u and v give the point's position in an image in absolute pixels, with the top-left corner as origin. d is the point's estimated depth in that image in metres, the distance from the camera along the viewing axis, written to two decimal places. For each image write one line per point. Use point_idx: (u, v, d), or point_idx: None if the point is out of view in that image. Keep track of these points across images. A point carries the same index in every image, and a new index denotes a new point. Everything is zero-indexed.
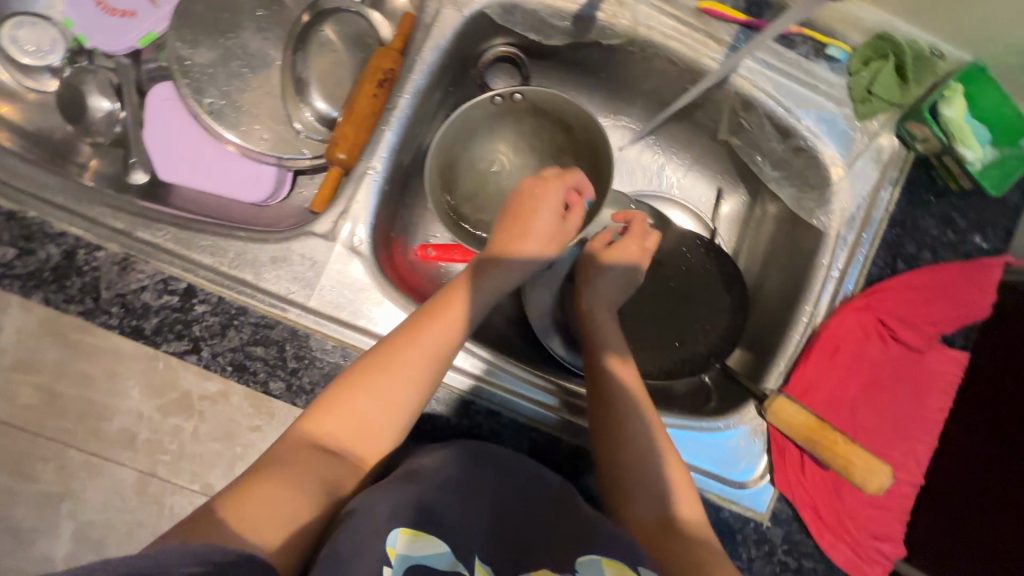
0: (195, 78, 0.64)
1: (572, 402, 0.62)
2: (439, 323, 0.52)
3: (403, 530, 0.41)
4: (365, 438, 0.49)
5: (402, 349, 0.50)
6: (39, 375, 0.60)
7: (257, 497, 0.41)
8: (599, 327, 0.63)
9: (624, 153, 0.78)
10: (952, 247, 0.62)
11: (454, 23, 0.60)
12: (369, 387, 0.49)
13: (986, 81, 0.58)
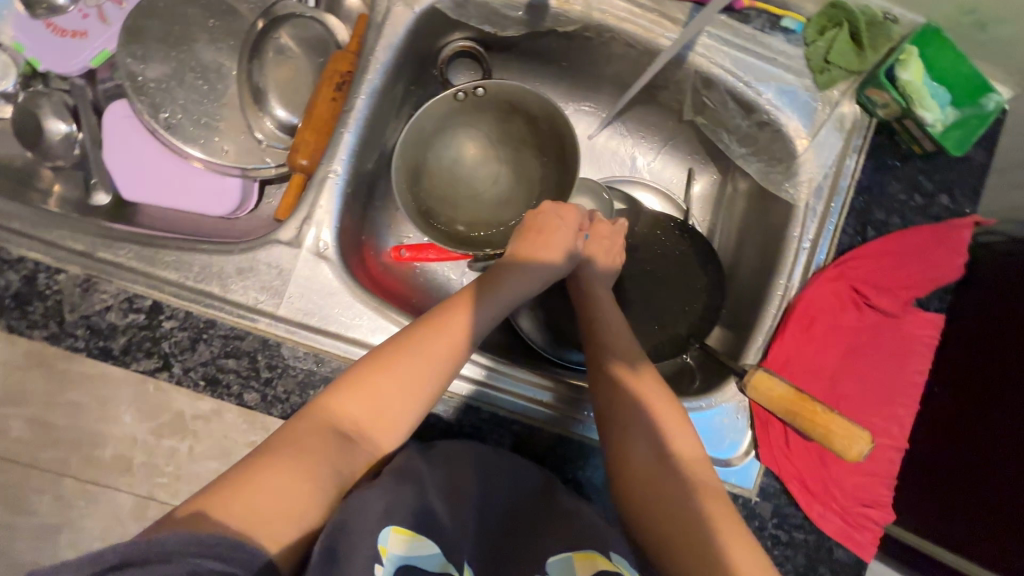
0: (150, 94, 0.63)
1: (572, 399, 0.61)
2: (463, 314, 0.52)
3: (396, 529, 0.39)
4: (383, 429, 0.47)
5: (427, 337, 0.50)
6: (31, 407, 0.67)
7: (262, 487, 0.39)
8: (602, 333, 0.59)
9: (593, 140, 0.78)
10: (920, 211, 0.62)
11: (405, 21, 0.59)
12: (393, 375, 0.47)
13: (940, 42, 0.58)
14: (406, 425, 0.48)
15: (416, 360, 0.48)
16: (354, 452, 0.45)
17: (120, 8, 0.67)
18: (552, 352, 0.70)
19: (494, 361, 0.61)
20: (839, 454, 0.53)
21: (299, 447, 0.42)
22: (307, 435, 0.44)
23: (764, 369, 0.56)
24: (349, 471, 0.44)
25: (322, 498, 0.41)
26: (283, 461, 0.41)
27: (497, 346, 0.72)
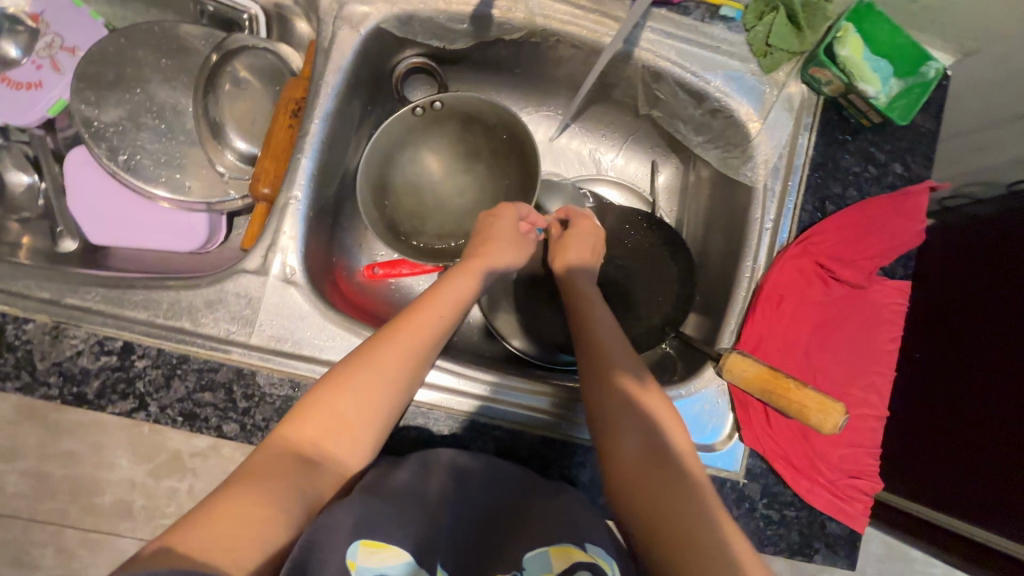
0: (107, 138, 0.64)
1: (567, 402, 0.62)
2: (419, 325, 0.53)
3: (363, 543, 0.40)
4: (347, 447, 0.48)
5: (383, 352, 0.50)
6: (25, 462, 0.67)
7: (229, 517, 0.39)
8: (603, 346, 0.57)
9: (555, 143, 0.79)
10: (876, 181, 0.63)
11: (352, 43, 0.60)
12: (352, 394, 0.48)
13: (875, 16, 0.60)
14: (369, 441, 0.49)
15: (373, 376, 0.49)
16: (320, 474, 0.46)
17: (73, 56, 0.69)
18: (544, 359, 0.71)
19: (501, 379, 0.61)
20: (817, 429, 0.53)
21: (265, 475, 0.43)
22: (271, 463, 0.45)
23: (738, 351, 0.57)
24: (316, 493, 0.45)
25: (290, 524, 0.41)
26: (249, 491, 0.41)
27: (478, 354, 0.73)
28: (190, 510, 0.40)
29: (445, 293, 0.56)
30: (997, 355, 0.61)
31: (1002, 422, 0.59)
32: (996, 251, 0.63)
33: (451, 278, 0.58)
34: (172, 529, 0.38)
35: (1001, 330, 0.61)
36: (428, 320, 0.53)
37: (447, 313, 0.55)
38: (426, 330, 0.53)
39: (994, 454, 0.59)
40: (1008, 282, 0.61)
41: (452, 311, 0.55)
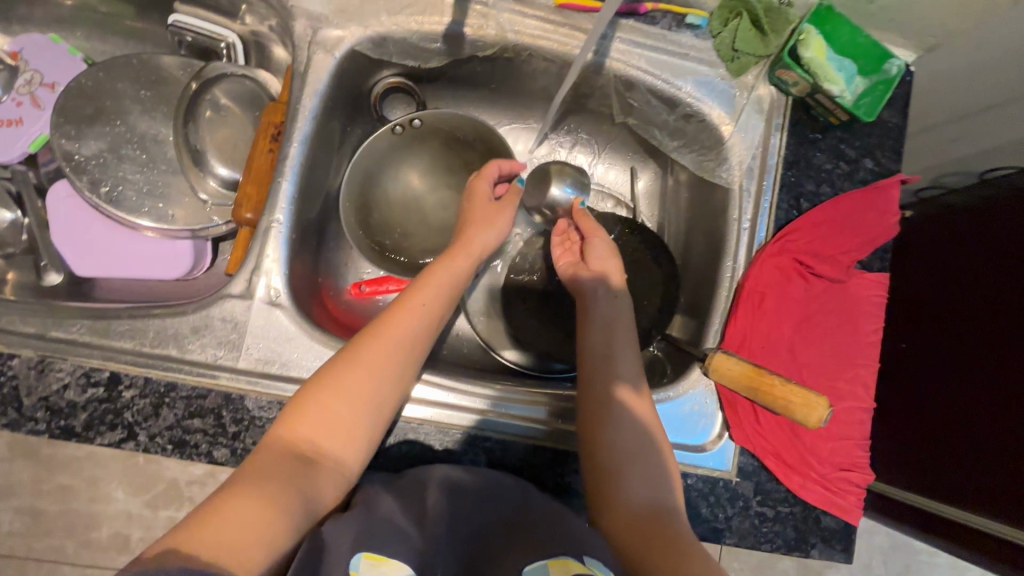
0: (88, 171, 0.64)
1: (561, 409, 0.62)
2: (408, 320, 0.55)
3: (366, 555, 0.42)
4: (341, 443, 0.49)
5: (373, 346, 0.52)
6: (19, 498, 0.67)
7: (234, 518, 0.40)
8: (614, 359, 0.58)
9: (535, 155, 0.79)
10: (848, 177, 0.65)
11: (328, 67, 0.61)
12: (343, 389, 0.50)
13: (835, 18, 0.61)
14: (364, 437, 0.50)
15: (364, 370, 0.51)
16: (316, 471, 0.47)
17: (53, 91, 0.69)
18: (539, 370, 0.71)
19: (501, 393, 0.62)
20: (801, 423, 0.53)
21: (265, 476, 0.44)
22: (270, 462, 0.46)
23: (723, 350, 0.58)
24: (314, 492, 0.46)
25: (290, 526, 0.42)
26: (251, 491, 0.43)
27: (469, 366, 0.73)
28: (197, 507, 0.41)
29: (432, 286, 0.58)
30: (980, 345, 0.63)
31: (988, 409, 0.61)
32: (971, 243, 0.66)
33: (436, 271, 0.60)
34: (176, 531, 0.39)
35: (981, 320, 0.63)
36: (415, 313, 0.55)
37: (433, 306, 0.57)
38: (414, 323, 0.55)
39: (983, 441, 0.60)
40: (986, 274, 0.64)
41: (437, 302, 0.57)
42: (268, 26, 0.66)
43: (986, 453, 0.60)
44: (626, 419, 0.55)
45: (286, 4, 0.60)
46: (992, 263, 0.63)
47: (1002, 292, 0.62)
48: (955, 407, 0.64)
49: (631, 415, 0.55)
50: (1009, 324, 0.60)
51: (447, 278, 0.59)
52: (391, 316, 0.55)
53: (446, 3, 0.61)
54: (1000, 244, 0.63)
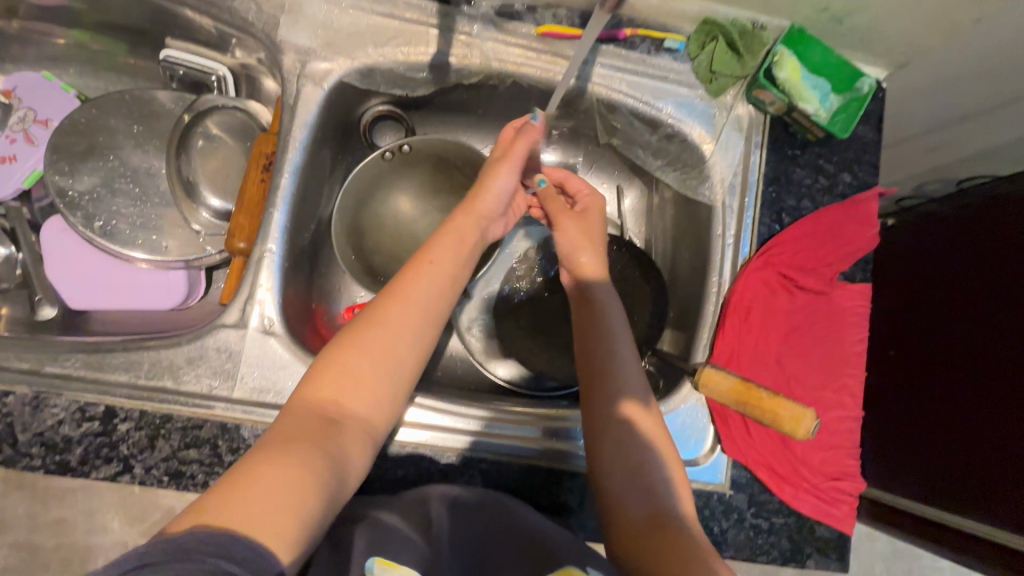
0: (82, 205, 0.65)
1: (554, 427, 0.63)
2: (426, 280, 0.54)
3: (379, 559, 0.45)
4: (368, 402, 0.48)
5: (393, 306, 0.51)
6: (15, 532, 0.66)
7: (268, 482, 0.39)
8: (615, 354, 0.58)
9: None
10: (827, 191, 0.66)
11: (317, 98, 0.63)
12: (363, 349, 0.49)
13: (807, 39, 0.64)
14: (388, 396, 0.49)
15: (386, 329, 0.50)
16: (345, 430, 0.46)
17: (46, 128, 0.71)
18: (533, 389, 0.72)
19: (493, 413, 0.62)
20: (790, 435, 0.53)
21: (293, 439, 0.43)
22: (299, 424, 0.44)
23: (711, 365, 0.58)
24: (344, 452, 0.45)
25: (323, 487, 0.41)
26: (282, 455, 0.41)
27: (463, 387, 0.74)
28: (225, 474, 0.40)
29: (448, 248, 0.57)
30: (962, 354, 0.66)
31: (971, 416, 0.63)
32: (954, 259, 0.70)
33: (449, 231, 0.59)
34: (200, 503, 0.37)
35: (963, 331, 0.67)
36: (433, 272, 0.55)
37: (450, 266, 0.56)
38: (432, 283, 0.54)
39: (969, 447, 0.63)
40: (968, 287, 0.67)
41: (453, 263, 0.56)
42: (257, 59, 0.67)
43: (972, 458, 0.63)
44: (630, 427, 0.54)
45: (275, 39, 0.62)
46: (974, 277, 0.67)
47: (981, 304, 0.65)
48: (941, 414, 0.67)
49: (632, 430, 0.54)
50: (987, 334, 0.64)
51: (457, 240, 0.58)
52: (408, 276, 0.54)
53: (431, 34, 0.63)
54: (980, 259, 0.67)
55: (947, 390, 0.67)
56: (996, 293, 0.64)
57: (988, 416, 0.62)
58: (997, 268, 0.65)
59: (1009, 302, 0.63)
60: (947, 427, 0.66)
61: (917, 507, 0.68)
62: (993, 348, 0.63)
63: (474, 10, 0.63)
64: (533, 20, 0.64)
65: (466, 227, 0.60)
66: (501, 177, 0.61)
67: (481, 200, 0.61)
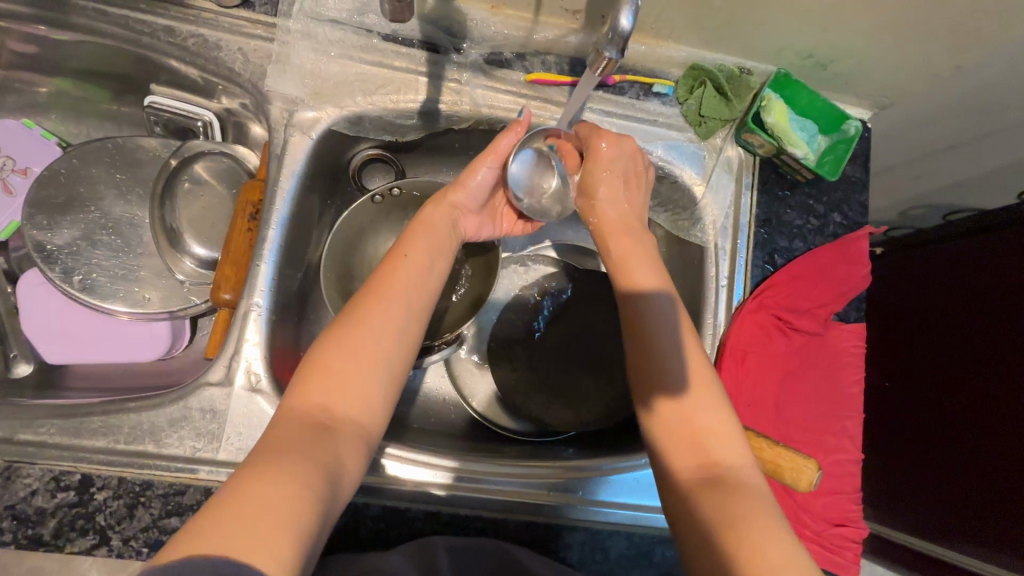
0: (60, 259, 0.63)
1: (553, 480, 0.60)
2: (409, 276, 0.52)
3: None
4: (356, 404, 0.45)
5: (377, 304, 0.49)
6: None
7: (259, 500, 0.36)
8: (649, 330, 0.51)
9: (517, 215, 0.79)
10: (818, 231, 0.66)
11: (305, 147, 0.62)
12: (349, 351, 0.47)
13: (794, 83, 0.64)
14: (378, 396, 0.47)
15: (368, 329, 0.48)
16: (336, 437, 0.43)
17: (25, 177, 0.70)
18: (534, 435, 0.71)
19: (464, 464, 0.60)
20: (793, 487, 0.53)
21: (281, 452, 0.40)
22: (285, 438, 0.42)
23: None
24: (339, 459, 0.42)
25: (318, 500, 0.38)
26: (270, 470, 0.38)
27: (456, 433, 0.71)
28: (214, 497, 0.37)
29: (426, 241, 0.55)
30: (964, 394, 0.67)
31: (973, 455, 0.65)
32: (948, 295, 0.70)
33: (429, 221, 0.56)
34: (189, 529, 0.34)
35: (963, 371, 0.67)
36: (411, 268, 0.52)
37: (430, 260, 0.54)
38: (413, 277, 0.52)
39: (972, 479, 0.65)
40: (966, 325, 0.68)
41: (429, 254, 0.54)
42: (242, 104, 0.66)
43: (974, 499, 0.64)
44: (672, 416, 0.49)
45: (261, 89, 0.61)
46: (970, 314, 0.68)
47: (978, 344, 0.66)
48: (944, 454, 0.68)
49: (668, 424, 0.49)
50: (986, 374, 0.65)
51: (432, 232, 0.56)
52: (392, 273, 0.52)
53: (420, 81, 0.62)
54: (973, 298, 0.68)
55: (950, 428, 0.68)
56: (992, 334, 0.65)
57: (991, 458, 0.63)
58: (980, 306, 0.67)
59: (1004, 343, 0.63)
60: (949, 467, 0.67)
61: (922, 544, 0.70)
62: (993, 389, 0.64)
63: (463, 58, 0.63)
64: (523, 66, 0.64)
65: (438, 222, 0.57)
66: (477, 173, 0.58)
67: (453, 193, 0.58)
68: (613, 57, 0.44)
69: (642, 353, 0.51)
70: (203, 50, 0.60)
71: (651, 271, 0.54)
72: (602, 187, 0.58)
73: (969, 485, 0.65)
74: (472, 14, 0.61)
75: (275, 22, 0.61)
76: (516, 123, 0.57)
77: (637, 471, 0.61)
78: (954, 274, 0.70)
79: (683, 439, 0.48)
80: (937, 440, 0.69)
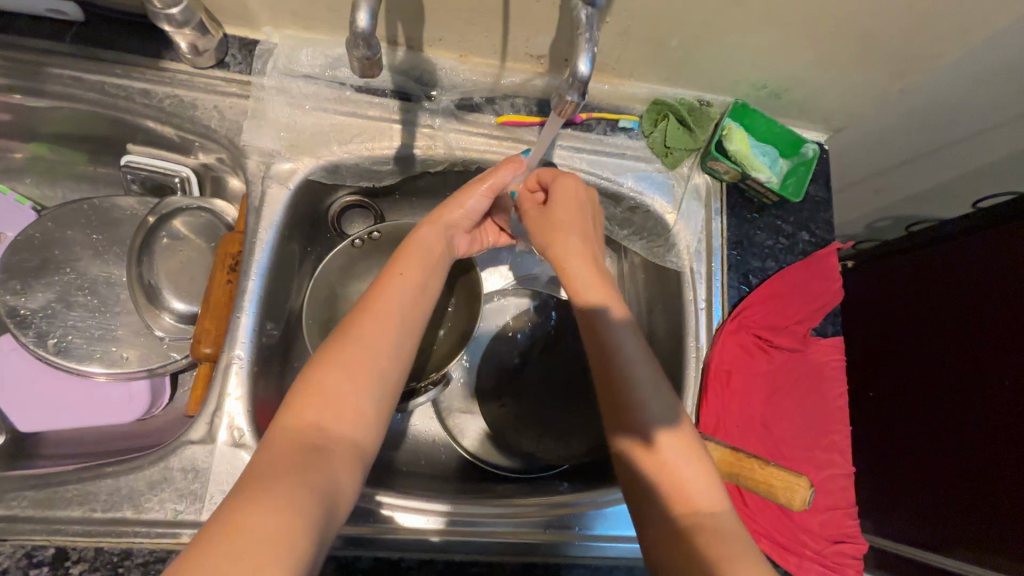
0: (33, 323, 0.63)
1: (551, 516, 0.59)
2: (400, 293, 0.51)
3: None
4: (351, 420, 0.44)
5: (370, 321, 0.49)
6: None
7: (253, 528, 0.34)
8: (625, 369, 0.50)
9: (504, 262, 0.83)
10: (789, 250, 0.69)
11: (282, 198, 0.63)
12: (343, 367, 0.46)
13: (751, 112, 0.67)
14: (372, 411, 0.45)
15: (365, 344, 0.47)
16: (329, 454, 0.42)
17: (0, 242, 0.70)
18: (528, 471, 0.70)
19: (456, 507, 0.58)
20: (788, 506, 0.52)
21: (273, 474, 0.39)
22: (278, 460, 0.40)
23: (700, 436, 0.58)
24: (334, 479, 0.41)
25: (314, 522, 0.37)
26: (267, 492, 0.37)
27: (448, 475, 0.70)
28: (209, 520, 0.35)
29: (419, 261, 0.55)
30: (957, 394, 0.68)
31: (970, 458, 0.65)
32: (950, 298, 0.70)
33: (422, 240, 0.56)
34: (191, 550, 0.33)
35: (960, 373, 0.68)
36: (406, 285, 0.52)
37: (422, 277, 0.54)
38: (406, 296, 0.52)
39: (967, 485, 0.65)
40: (971, 330, 0.67)
41: (422, 274, 0.54)
42: (219, 159, 0.66)
43: (980, 504, 0.64)
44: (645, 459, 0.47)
45: (237, 143, 0.62)
46: (973, 318, 0.67)
47: (979, 346, 0.66)
48: (943, 457, 0.68)
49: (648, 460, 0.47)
50: (986, 378, 0.65)
51: (426, 251, 0.56)
52: (383, 290, 0.51)
53: (395, 129, 0.64)
54: (965, 301, 0.68)
55: (949, 431, 0.68)
56: (980, 333, 0.66)
57: (998, 463, 0.63)
58: (965, 308, 0.68)
59: (996, 344, 0.64)
60: (950, 471, 0.67)
61: None
62: (992, 390, 0.64)
63: (434, 105, 0.65)
64: (493, 110, 0.66)
65: (432, 240, 0.57)
66: (470, 199, 0.60)
67: (448, 211, 0.59)
68: (575, 100, 0.46)
69: (611, 394, 0.50)
70: (179, 110, 0.62)
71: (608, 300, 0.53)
72: (565, 229, 0.57)
73: (973, 490, 0.65)
74: (441, 63, 0.64)
75: (249, 79, 0.63)
76: (513, 161, 0.60)
77: None
78: (935, 278, 0.72)
79: (660, 479, 0.46)
80: (933, 447, 0.70)
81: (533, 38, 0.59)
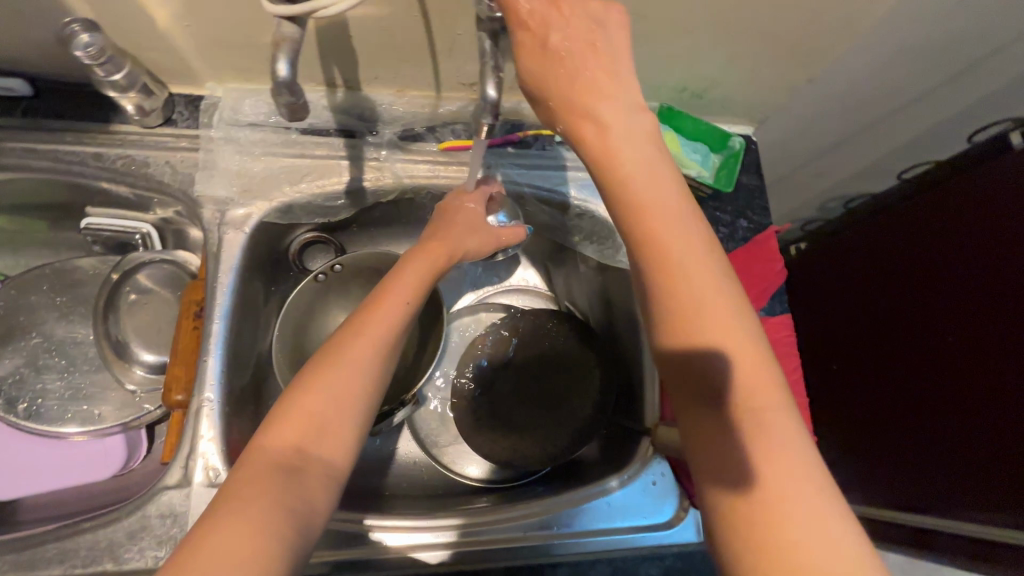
0: (5, 391, 0.65)
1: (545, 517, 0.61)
2: (385, 313, 0.53)
3: None
4: (331, 443, 0.46)
5: (348, 345, 0.50)
6: None
7: (220, 548, 0.36)
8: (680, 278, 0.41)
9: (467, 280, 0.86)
10: (731, 237, 0.72)
11: (240, 242, 0.65)
12: (323, 391, 0.47)
13: (678, 113, 0.71)
14: (350, 433, 0.47)
15: (340, 366, 0.48)
16: (305, 480, 0.43)
17: None
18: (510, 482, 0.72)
19: (466, 520, 0.60)
20: None
21: (250, 496, 0.40)
22: (252, 479, 0.42)
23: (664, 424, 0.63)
24: (308, 501, 0.42)
25: (284, 545, 0.39)
26: (236, 512, 0.39)
27: (430, 494, 0.71)
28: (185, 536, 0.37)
29: (410, 282, 0.56)
30: (924, 359, 0.71)
31: (938, 418, 0.69)
32: (911, 266, 0.74)
33: (411, 263, 0.58)
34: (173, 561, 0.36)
35: (923, 338, 0.72)
36: (394, 304, 0.54)
37: (407, 295, 0.55)
38: (393, 317, 0.53)
39: (942, 443, 0.68)
40: (932, 298, 0.71)
41: (411, 295, 0.55)
42: (177, 213, 0.69)
43: (967, 467, 0.65)
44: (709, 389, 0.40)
45: (192, 195, 0.65)
46: (950, 284, 0.68)
47: (936, 312, 0.70)
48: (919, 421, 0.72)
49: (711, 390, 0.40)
50: (942, 338, 0.69)
51: (422, 271, 0.58)
52: (369, 313, 0.53)
53: (343, 164, 0.67)
54: (919, 274, 0.73)
55: (920, 394, 0.72)
56: (936, 303, 0.70)
57: (959, 419, 0.66)
58: (922, 278, 0.73)
59: (948, 309, 0.68)
60: (927, 430, 0.71)
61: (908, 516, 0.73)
62: (950, 350, 0.68)
63: (378, 139, 0.68)
64: (435, 137, 0.70)
65: (433, 256, 0.60)
66: (471, 234, 0.64)
67: (444, 234, 0.62)
68: (490, 122, 0.48)
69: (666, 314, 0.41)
70: (129, 169, 0.64)
71: (640, 179, 0.43)
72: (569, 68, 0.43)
73: (939, 450, 0.68)
74: (379, 100, 0.68)
75: (197, 133, 0.66)
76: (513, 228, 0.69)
77: (609, 496, 0.62)
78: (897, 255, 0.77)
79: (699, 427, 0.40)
80: (909, 412, 0.74)
81: (461, 68, 0.63)
